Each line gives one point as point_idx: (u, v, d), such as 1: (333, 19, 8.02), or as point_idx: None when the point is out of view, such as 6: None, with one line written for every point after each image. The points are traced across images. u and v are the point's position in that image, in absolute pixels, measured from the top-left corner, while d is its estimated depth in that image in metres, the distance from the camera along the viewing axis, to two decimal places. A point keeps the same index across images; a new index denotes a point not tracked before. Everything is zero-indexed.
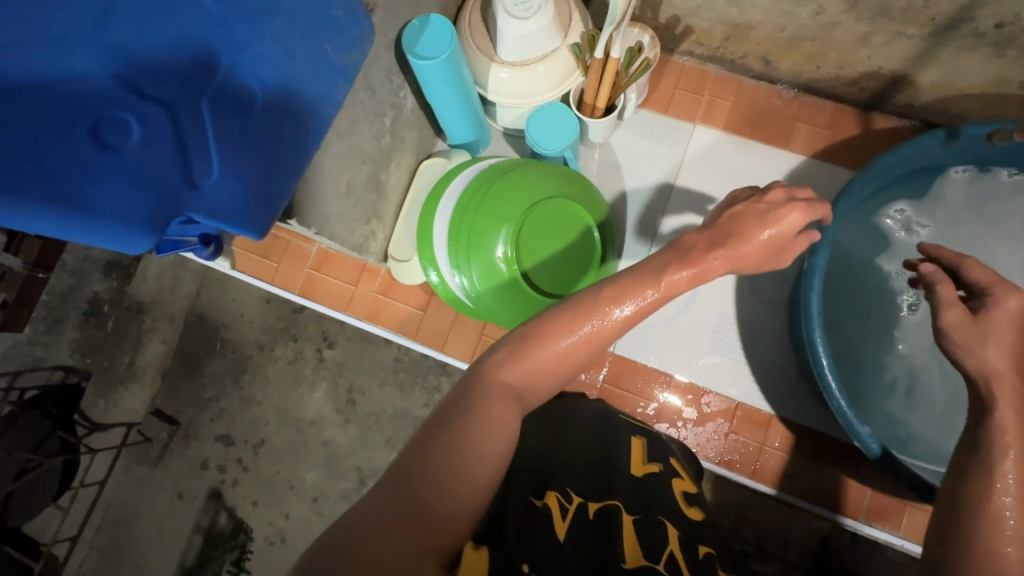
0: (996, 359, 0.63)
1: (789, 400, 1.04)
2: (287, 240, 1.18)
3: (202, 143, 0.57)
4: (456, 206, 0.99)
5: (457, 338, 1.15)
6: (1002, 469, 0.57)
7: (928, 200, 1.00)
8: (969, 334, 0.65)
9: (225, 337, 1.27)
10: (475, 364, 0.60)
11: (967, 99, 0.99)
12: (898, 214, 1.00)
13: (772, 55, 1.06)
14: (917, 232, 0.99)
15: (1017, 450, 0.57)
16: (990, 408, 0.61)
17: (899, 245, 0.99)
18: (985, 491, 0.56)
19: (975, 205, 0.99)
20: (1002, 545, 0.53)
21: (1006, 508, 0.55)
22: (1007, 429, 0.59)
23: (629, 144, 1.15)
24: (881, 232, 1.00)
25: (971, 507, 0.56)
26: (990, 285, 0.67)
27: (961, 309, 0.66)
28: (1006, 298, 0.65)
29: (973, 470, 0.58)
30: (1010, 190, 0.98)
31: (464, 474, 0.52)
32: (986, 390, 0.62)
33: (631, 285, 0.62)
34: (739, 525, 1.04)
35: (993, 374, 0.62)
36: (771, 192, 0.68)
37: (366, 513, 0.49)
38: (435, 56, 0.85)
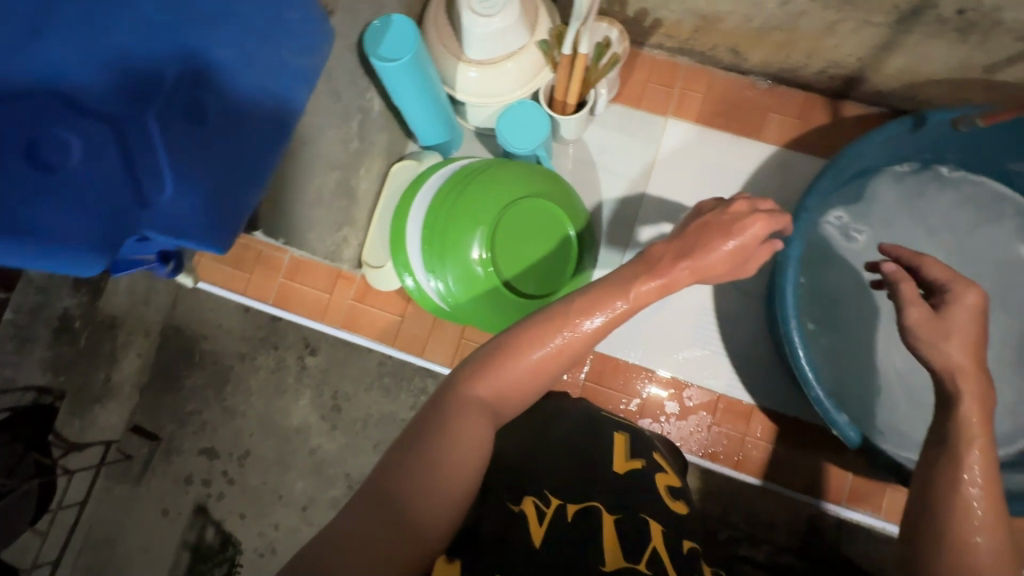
0: (958, 354, 0.63)
1: (771, 388, 1.05)
2: (259, 251, 1.18)
3: (151, 158, 0.55)
4: (429, 208, 0.97)
5: (436, 343, 1.15)
6: (969, 461, 0.58)
7: (863, 205, 1.03)
8: (934, 330, 0.65)
9: (204, 349, 1.23)
10: (446, 382, 0.59)
11: (933, 85, 1.00)
12: (836, 220, 1.02)
13: (742, 46, 1.05)
14: (855, 238, 1.02)
15: (982, 441, 0.59)
16: (955, 400, 0.62)
17: (841, 251, 1.02)
18: (954, 482, 0.58)
19: (904, 206, 1.03)
20: (973, 535, 0.54)
21: (974, 499, 0.56)
22: (971, 423, 0.60)
23: (602, 139, 1.14)
24: (826, 241, 1.02)
25: (941, 499, 0.57)
26: (948, 282, 0.68)
27: (925, 306, 0.66)
28: (964, 293, 0.66)
29: (943, 462, 0.59)
30: (932, 189, 1.03)
31: (438, 478, 0.52)
32: (951, 385, 0.63)
33: (600, 297, 0.63)
34: (728, 511, 1.03)
35: (958, 370, 0.63)
36: (735, 204, 0.68)
37: (343, 532, 0.48)
38: (399, 58, 0.83)
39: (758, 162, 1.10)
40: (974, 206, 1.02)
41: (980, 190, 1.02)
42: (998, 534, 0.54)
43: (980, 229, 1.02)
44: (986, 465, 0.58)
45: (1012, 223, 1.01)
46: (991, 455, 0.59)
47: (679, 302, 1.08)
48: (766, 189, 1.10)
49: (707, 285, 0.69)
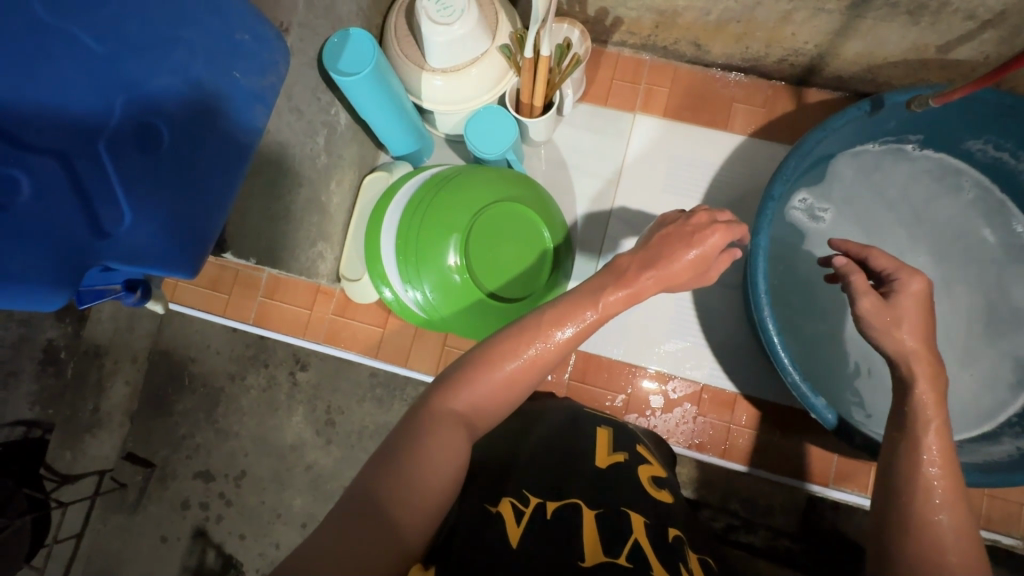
0: (910, 340, 0.68)
1: (753, 376, 1.06)
2: (238, 271, 1.18)
3: (106, 189, 0.56)
4: (401, 219, 0.97)
5: (420, 351, 1.15)
6: (927, 442, 0.63)
7: (826, 185, 1.04)
8: (885, 319, 0.70)
9: (193, 372, 1.22)
10: (427, 389, 0.62)
11: (891, 67, 1.01)
12: (802, 203, 1.04)
13: (702, 39, 1.07)
14: (820, 217, 1.04)
15: (937, 422, 0.64)
16: (911, 384, 0.67)
17: (810, 232, 1.04)
18: (917, 465, 0.61)
19: (863, 183, 1.05)
20: (934, 514, 0.58)
21: (934, 478, 0.60)
22: (926, 404, 0.65)
23: (573, 138, 1.15)
24: (793, 224, 1.04)
25: (906, 482, 0.61)
26: (895, 272, 0.73)
27: (875, 295, 0.71)
28: (910, 281, 0.71)
29: (904, 445, 0.64)
30: (892, 163, 1.04)
31: (414, 485, 0.53)
32: (906, 370, 0.68)
33: (571, 308, 0.66)
34: (725, 498, 1.03)
35: (910, 355, 0.68)
36: (696, 217, 0.74)
37: (328, 539, 0.49)
38: (359, 71, 0.83)
39: (727, 153, 1.12)
40: (931, 180, 1.04)
41: (937, 165, 1.04)
42: (959, 509, 0.58)
43: (937, 204, 1.03)
44: (942, 444, 0.62)
45: (969, 197, 1.03)
46: (947, 434, 0.63)
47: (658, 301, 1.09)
48: (736, 178, 1.11)
49: (673, 292, 0.74)
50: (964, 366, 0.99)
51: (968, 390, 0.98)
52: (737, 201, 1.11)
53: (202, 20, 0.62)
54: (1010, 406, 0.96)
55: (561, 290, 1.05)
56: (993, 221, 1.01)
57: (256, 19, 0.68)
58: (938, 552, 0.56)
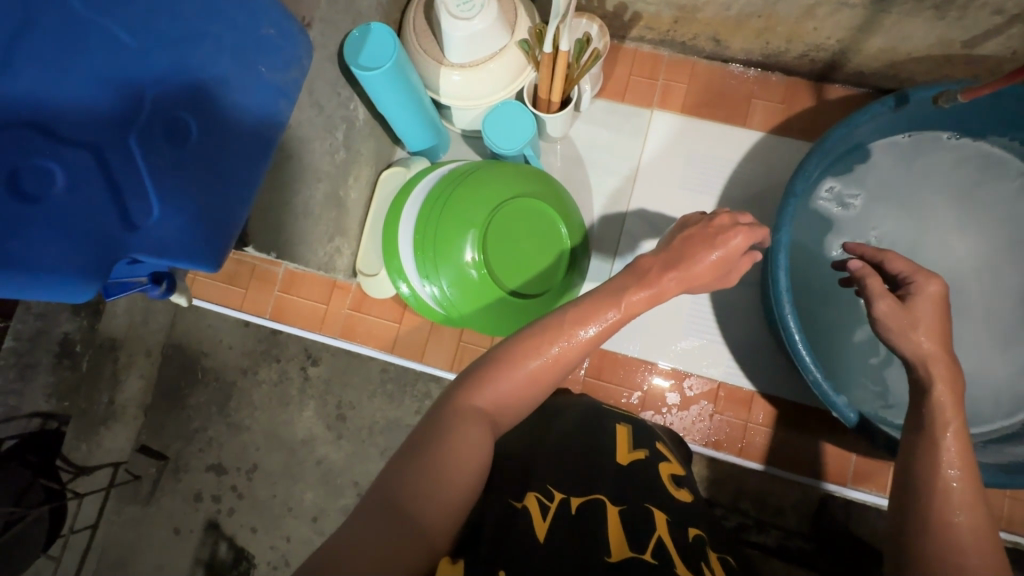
0: (927, 342, 0.67)
1: (769, 375, 1.05)
2: (254, 266, 1.19)
3: (136, 182, 0.56)
4: (418, 215, 0.98)
5: (435, 347, 1.15)
6: (945, 444, 0.62)
7: (856, 173, 1.02)
8: (901, 321, 0.69)
9: (206, 365, 1.23)
10: (450, 386, 0.63)
11: (915, 62, 1.00)
12: (828, 193, 1.02)
13: (722, 35, 1.06)
14: (850, 205, 1.02)
15: (956, 424, 0.63)
16: (929, 386, 0.66)
17: (838, 221, 1.02)
18: (935, 467, 0.61)
19: (899, 169, 1.02)
20: (953, 516, 0.57)
21: (953, 480, 0.59)
22: (944, 406, 0.64)
23: (590, 134, 1.15)
24: (820, 213, 1.02)
25: (923, 483, 0.60)
26: (911, 275, 0.72)
27: (892, 298, 0.70)
28: (927, 284, 0.70)
29: (922, 448, 0.63)
30: (931, 149, 1.00)
31: (438, 482, 0.53)
32: (923, 372, 0.67)
33: (594, 307, 0.66)
34: (737, 497, 1.03)
35: (928, 358, 0.67)
36: (718, 218, 0.73)
37: (349, 533, 0.49)
38: (379, 66, 0.83)
39: (745, 151, 1.11)
40: (976, 167, 1.00)
41: (984, 152, 0.99)
42: (978, 511, 0.57)
43: (980, 192, 1.00)
44: (961, 446, 0.61)
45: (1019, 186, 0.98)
46: (965, 436, 0.62)
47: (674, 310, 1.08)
48: (753, 176, 1.10)
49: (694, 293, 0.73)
50: (987, 366, 0.97)
51: (988, 392, 0.96)
52: (755, 198, 1.10)
53: (230, 15, 0.63)
54: None
55: (575, 293, 1.06)
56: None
57: (280, 14, 0.69)
58: (958, 555, 0.55)
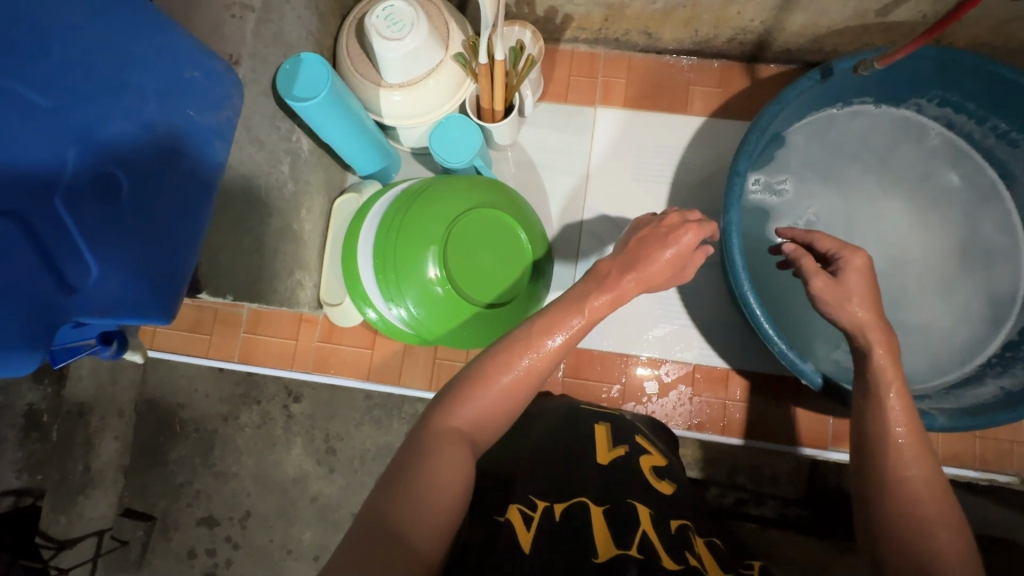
0: (862, 311, 0.70)
1: (741, 352, 1.07)
2: (216, 310, 1.18)
3: (70, 244, 0.55)
4: (376, 239, 0.97)
5: (412, 368, 1.15)
6: (890, 404, 0.65)
7: (779, 159, 1.05)
8: (837, 295, 0.71)
9: (183, 418, 1.18)
10: (430, 406, 0.63)
11: (836, 35, 1.04)
12: (757, 184, 1.05)
13: (652, 27, 1.08)
14: (780, 190, 1.05)
15: (897, 384, 0.66)
16: (868, 354, 0.69)
17: (774, 208, 1.05)
18: (883, 427, 0.64)
19: (820, 147, 1.06)
20: (906, 470, 0.60)
21: (899, 436, 0.62)
22: (884, 369, 0.67)
23: (538, 138, 1.16)
24: (754, 205, 1.05)
25: (874, 446, 0.63)
26: (838, 251, 0.75)
27: (826, 274, 0.73)
28: (853, 257, 0.73)
29: (870, 411, 0.66)
30: (840, 123, 1.06)
31: (422, 501, 0.53)
32: (862, 341, 0.70)
33: (560, 316, 0.67)
34: (732, 474, 1.04)
35: (864, 326, 0.70)
36: (668, 218, 0.75)
37: (341, 559, 0.49)
38: (315, 96, 0.82)
39: (690, 137, 1.13)
40: (893, 131, 1.05)
41: (898, 116, 1.05)
42: (929, 463, 0.60)
43: (899, 153, 1.05)
44: (904, 403, 0.65)
45: (940, 143, 1.04)
46: (907, 395, 0.66)
47: (642, 302, 1.09)
48: (700, 162, 1.13)
49: (653, 291, 0.75)
50: (939, 315, 1.01)
51: (944, 342, 1.00)
52: (705, 182, 1.12)
53: (147, 63, 0.62)
54: (986, 346, 0.98)
55: (542, 300, 1.06)
56: (964, 163, 1.03)
57: (202, 56, 0.68)
58: (913, 505, 0.58)
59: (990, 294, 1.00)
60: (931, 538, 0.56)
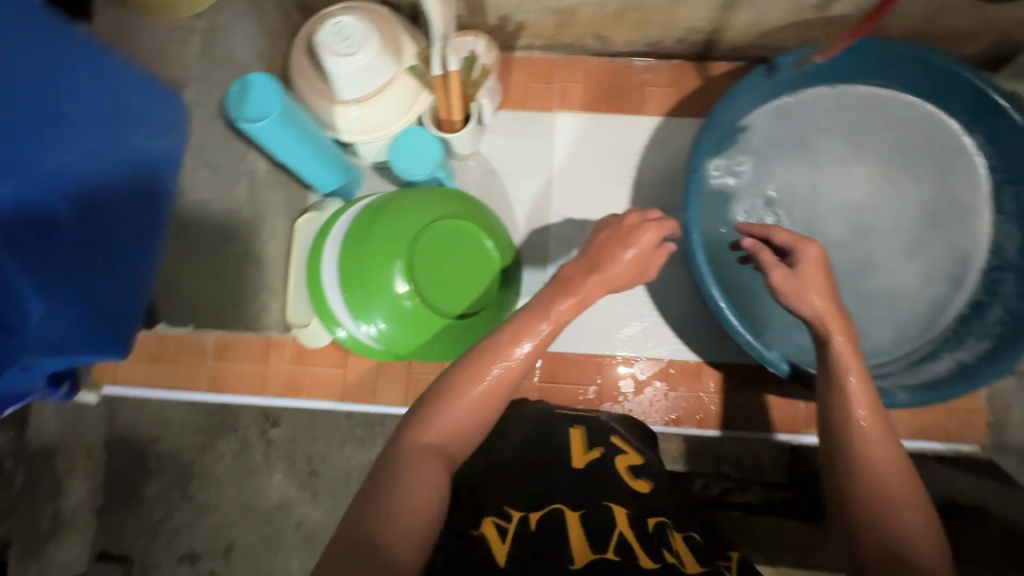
0: (818, 301, 0.72)
1: (712, 344, 1.09)
2: (180, 340, 1.15)
3: (13, 284, 0.53)
4: (341, 259, 0.96)
5: (386, 384, 1.13)
6: (851, 389, 0.66)
7: (739, 142, 1.04)
8: (794, 286, 0.73)
9: (158, 452, 1.14)
10: (399, 426, 0.63)
11: (779, 31, 1.07)
12: (718, 169, 1.04)
13: (603, 31, 1.10)
14: (740, 173, 1.05)
15: (857, 369, 0.68)
16: (827, 341, 0.71)
17: (735, 191, 1.05)
18: (846, 413, 0.65)
19: (776, 126, 1.05)
20: (871, 453, 0.62)
21: (862, 419, 0.64)
22: (843, 355, 0.69)
23: (499, 145, 1.16)
24: (717, 189, 1.04)
25: (840, 431, 0.65)
26: (793, 243, 0.76)
27: (783, 266, 0.75)
28: (808, 248, 0.75)
29: (834, 396, 0.67)
30: (799, 100, 1.05)
31: (397, 520, 0.53)
32: (822, 329, 0.72)
33: (526, 323, 0.67)
34: (717, 464, 1.05)
35: (823, 315, 0.72)
36: (628, 219, 0.76)
37: None
38: (266, 116, 0.81)
39: (648, 136, 1.15)
40: (853, 105, 1.04)
41: (860, 90, 1.04)
42: (891, 444, 0.62)
43: (859, 127, 1.05)
44: (865, 387, 0.66)
45: (899, 112, 1.04)
46: (867, 377, 0.67)
47: (613, 301, 1.10)
48: (660, 161, 1.15)
49: (617, 292, 0.75)
50: (900, 286, 1.02)
51: (906, 314, 1.01)
52: (667, 180, 1.14)
53: (87, 91, 0.61)
54: (947, 314, 1.00)
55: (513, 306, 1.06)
56: (922, 131, 1.03)
57: (144, 83, 0.67)
58: (880, 486, 0.60)
59: (950, 260, 1.02)
60: (897, 516, 0.58)
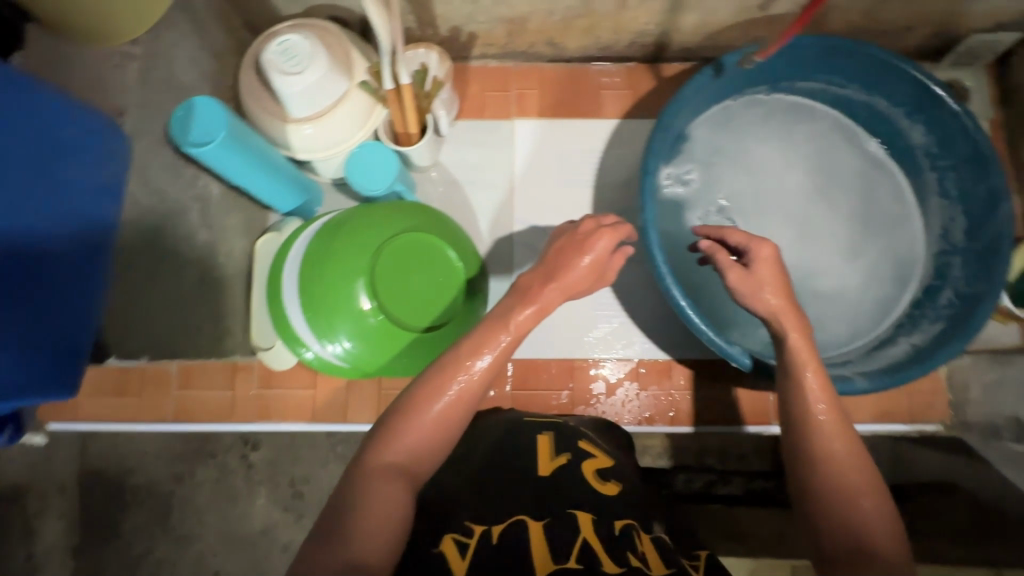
0: (773, 299, 0.73)
1: (681, 341, 1.10)
2: (142, 371, 1.12)
3: None
4: (301, 279, 0.94)
5: (357, 402, 1.12)
6: (808, 384, 0.68)
7: (685, 152, 1.08)
8: (749, 284, 0.75)
9: (133, 485, 1.07)
10: (359, 447, 0.62)
11: (726, 31, 1.09)
12: (669, 178, 1.07)
13: (556, 38, 1.11)
14: (689, 182, 1.08)
15: (813, 364, 0.69)
16: (784, 339, 0.72)
17: (686, 200, 1.07)
18: (805, 407, 0.67)
19: (722, 136, 1.10)
20: (831, 447, 0.63)
21: (820, 413, 0.66)
22: (799, 351, 0.70)
23: (459, 155, 1.16)
24: (670, 198, 1.07)
25: (800, 426, 0.66)
26: (746, 243, 0.78)
27: (738, 267, 0.76)
28: (760, 248, 0.76)
29: (792, 391, 0.69)
30: (738, 109, 1.09)
31: (358, 546, 0.53)
32: (778, 327, 0.73)
33: (485, 336, 0.67)
34: (702, 456, 1.06)
35: (778, 312, 0.73)
36: (583, 225, 0.77)
37: None
38: (212, 140, 0.79)
39: (606, 139, 1.16)
40: (787, 112, 1.11)
41: (791, 99, 1.10)
42: (847, 436, 0.64)
43: (794, 132, 1.11)
44: (821, 381, 0.68)
45: (827, 118, 1.11)
46: (823, 372, 0.69)
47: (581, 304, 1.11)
48: (619, 163, 1.16)
49: (577, 299, 0.76)
50: (848, 284, 1.06)
51: (856, 309, 1.05)
52: (628, 181, 1.15)
53: (23, 128, 0.61)
54: (895, 307, 1.04)
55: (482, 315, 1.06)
56: (848, 136, 1.10)
57: (81, 114, 0.67)
58: (840, 479, 0.61)
59: (892, 255, 1.06)
60: (857, 508, 0.59)
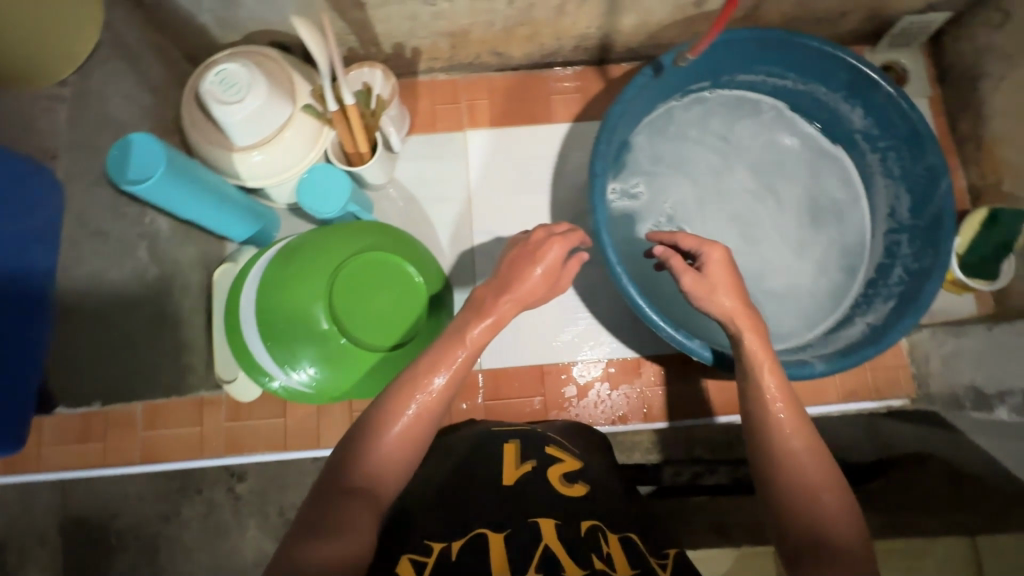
0: (726, 300, 0.74)
1: (649, 338, 1.11)
2: (106, 414, 1.09)
3: None
4: (260, 309, 0.93)
5: (329, 426, 1.11)
6: (766, 383, 0.69)
7: (629, 165, 1.10)
8: (703, 287, 0.76)
9: (118, 528, 1.04)
10: (324, 471, 0.61)
11: (666, 30, 1.11)
12: (616, 192, 1.09)
13: (500, 47, 1.12)
14: (636, 194, 1.10)
15: (768, 362, 0.70)
16: (739, 339, 0.73)
17: (635, 212, 1.09)
18: (766, 406, 0.67)
19: (666, 142, 1.12)
20: (790, 444, 0.64)
21: (779, 412, 0.66)
22: (755, 351, 0.71)
23: (415, 171, 1.16)
24: (618, 212, 1.09)
25: (761, 425, 0.66)
26: (698, 246, 0.79)
27: (691, 271, 0.77)
28: (711, 250, 0.77)
29: (752, 389, 0.69)
30: (679, 114, 1.12)
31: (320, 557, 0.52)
32: (733, 328, 0.74)
33: (439, 354, 0.67)
34: (691, 448, 1.07)
35: (732, 314, 0.74)
36: (534, 236, 0.77)
37: None
38: (150, 176, 0.77)
39: (559, 143, 1.17)
40: (728, 111, 1.13)
41: (732, 96, 1.13)
42: (806, 432, 0.65)
43: (737, 131, 1.13)
44: (778, 379, 0.69)
45: (766, 114, 1.13)
46: (780, 370, 0.70)
47: (549, 309, 1.11)
48: (575, 167, 1.17)
49: (533, 308, 0.76)
50: (800, 280, 1.08)
51: (811, 302, 1.07)
52: (586, 183, 1.16)
53: None
54: (848, 295, 1.06)
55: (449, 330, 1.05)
56: (787, 130, 1.13)
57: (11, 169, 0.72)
58: (800, 475, 0.62)
59: (841, 244, 1.09)
60: (817, 503, 0.60)
